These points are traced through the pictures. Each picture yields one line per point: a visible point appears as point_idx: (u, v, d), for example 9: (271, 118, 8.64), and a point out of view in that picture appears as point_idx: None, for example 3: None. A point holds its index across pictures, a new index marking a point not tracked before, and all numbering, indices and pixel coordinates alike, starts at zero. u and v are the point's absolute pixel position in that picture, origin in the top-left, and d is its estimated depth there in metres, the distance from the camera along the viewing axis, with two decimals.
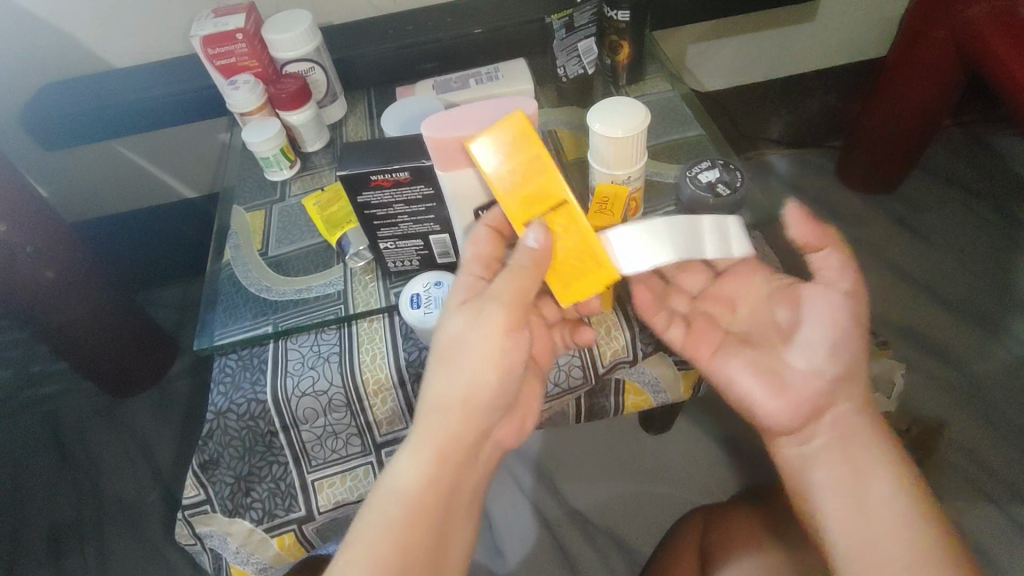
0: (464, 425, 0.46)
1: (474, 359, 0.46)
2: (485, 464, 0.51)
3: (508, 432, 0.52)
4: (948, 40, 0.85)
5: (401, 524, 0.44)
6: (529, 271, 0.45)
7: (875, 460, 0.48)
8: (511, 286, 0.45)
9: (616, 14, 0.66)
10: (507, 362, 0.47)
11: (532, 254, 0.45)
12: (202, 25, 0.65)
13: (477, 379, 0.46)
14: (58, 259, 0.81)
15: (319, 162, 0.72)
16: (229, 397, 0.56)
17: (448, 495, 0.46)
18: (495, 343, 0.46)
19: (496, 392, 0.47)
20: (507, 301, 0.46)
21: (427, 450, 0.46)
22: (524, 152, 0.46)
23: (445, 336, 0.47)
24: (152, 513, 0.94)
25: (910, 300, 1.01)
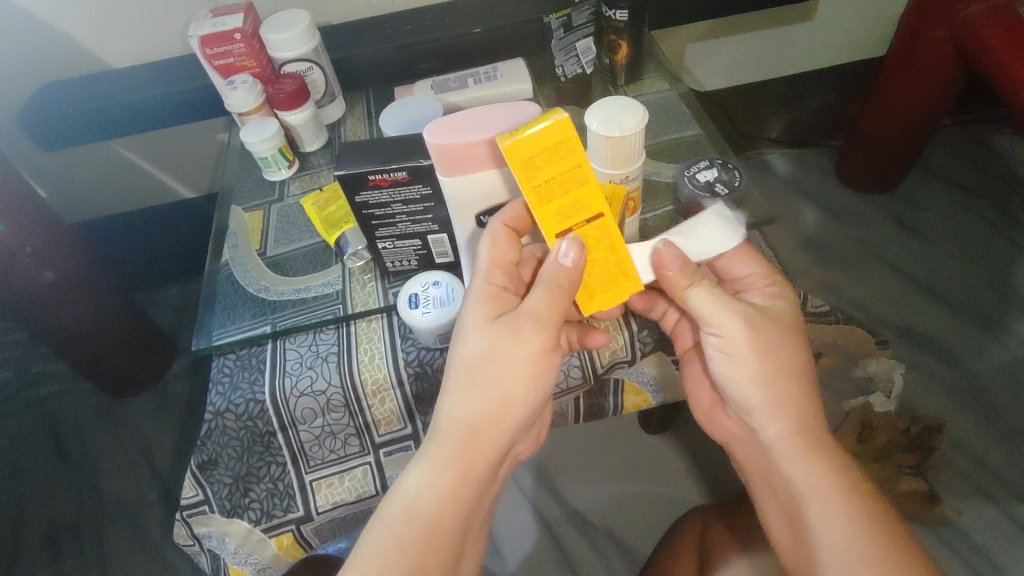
0: (491, 443, 0.46)
1: (502, 377, 0.45)
2: (502, 476, 0.51)
3: (526, 443, 0.52)
4: (947, 40, 0.85)
5: (419, 545, 0.43)
6: (564, 290, 0.44)
7: (815, 490, 0.47)
8: (544, 306, 0.45)
9: (614, 14, 0.66)
10: (538, 383, 0.46)
11: (561, 270, 0.44)
12: (200, 25, 0.65)
13: (501, 397, 0.45)
14: (56, 259, 0.81)
15: (318, 162, 0.72)
16: (227, 397, 0.56)
17: (467, 513, 0.46)
18: (525, 363, 0.45)
19: (527, 412, 0.47)
20: (543, 321, 0.45)
21: (450, 468, 0.45)
22: (566, 162, 0.43)
23: (471, 350, 0.46)
24: (151, 513, 0.94)
25: (909, 300, 1.01)
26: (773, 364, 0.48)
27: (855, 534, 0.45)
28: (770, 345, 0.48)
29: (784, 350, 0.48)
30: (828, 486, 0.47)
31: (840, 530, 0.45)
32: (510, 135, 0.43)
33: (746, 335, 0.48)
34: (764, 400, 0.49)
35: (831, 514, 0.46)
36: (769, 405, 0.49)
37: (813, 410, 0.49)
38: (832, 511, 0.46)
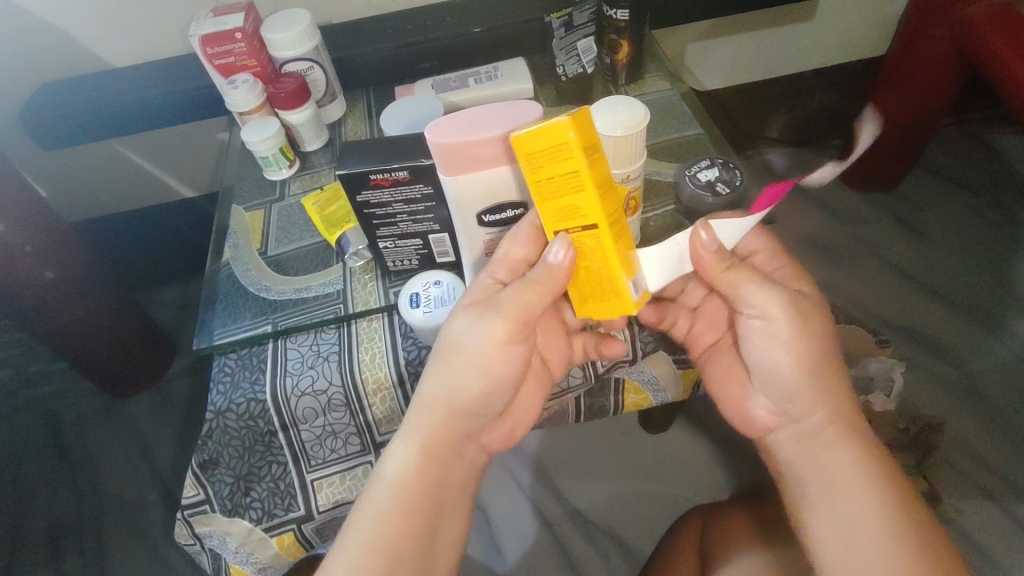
0: (455, 423, 0.47)
1: (469, 362, 0.46)
2: (476, 464, 0.51)
3: (500, 435, 0.52)
4: (946, 38, 0.85)
5: (395, 517, 0.44)
6: (540, 287, 0.44)
7: (854, 477, 0.46)
8: (521, 298, 0.45)
9: (615, 13, 0.66)
10: (501, 371, 0.47)
11: (550, 270, 0.44)
12: (200, 25, 0.65)
13: (469, 383, 0.46)
14: (58, 258, 0.81)
15: (318, 161, 0.72)
16: (228, 396, 0.56)
17: (437, 495, 0.46)
18: (491, 351, 0.46)
19: (490, 397, 0.48)
20: (511, 311, 0.45)
21: (415, 444, 0.46)
22: (562, 167, 0.40)
23: (447, 339, 0.47)
24: (151, 513, 0.94)
25: (910, 299, 1.01)
26: (815, 347, 0.47)
27: (886, 520, 0.44)
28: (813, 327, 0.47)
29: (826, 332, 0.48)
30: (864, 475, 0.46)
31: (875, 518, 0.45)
32: (522, 131, 0.40)
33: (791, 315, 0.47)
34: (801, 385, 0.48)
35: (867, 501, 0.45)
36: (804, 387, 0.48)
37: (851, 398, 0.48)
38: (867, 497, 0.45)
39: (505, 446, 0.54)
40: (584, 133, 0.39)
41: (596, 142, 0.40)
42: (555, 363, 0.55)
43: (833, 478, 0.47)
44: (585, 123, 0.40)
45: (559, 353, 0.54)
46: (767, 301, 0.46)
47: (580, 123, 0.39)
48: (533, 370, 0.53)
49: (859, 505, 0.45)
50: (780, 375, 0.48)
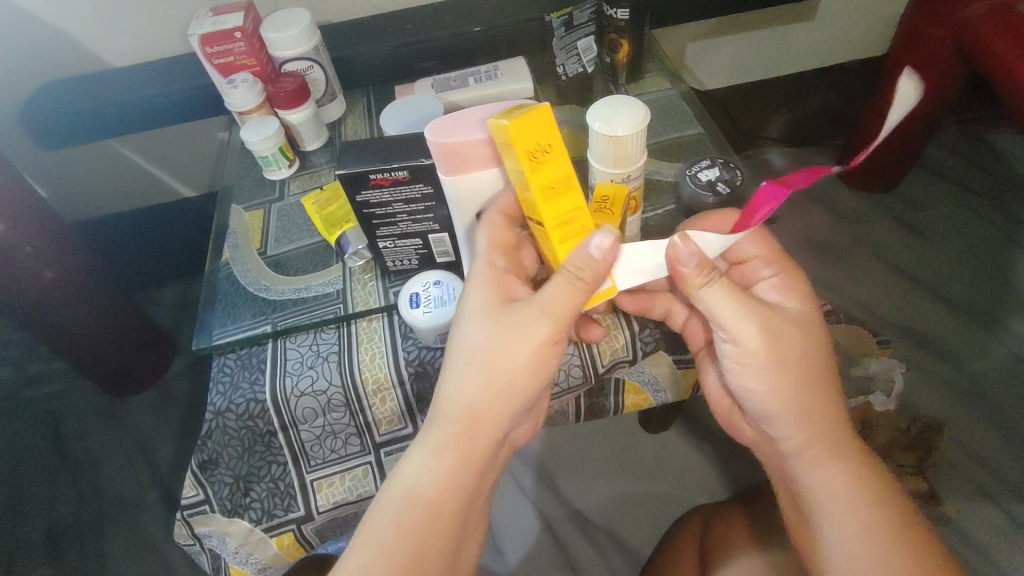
0: (488, 428, 0.46)
1: (512, 368, 0.44)
2: (497, 465, 0.51)
3: (523, 432, 0.53)
4: (947, 38, 0.84)
5: (421, 531, 0.44)
6: (585, 285, 0.42)
7: (839, 496, 0.47)
8: (566, 297, 0.43)
9: (615, 12, 0.66)
10: (541, 371, 0.45)
11: (590, 262, 0.42)
12: (199, 24, 0.65)
13: (512, 387, 0.45)
14: (57, 258, 0.81)
15: (318, 161, 0.72)
16: (228, 396, 0.56)
17: (465, 501, 0.46)
18: (535, 353, 0.44)
19: (527, 397, 0.46)
20: (557, 313, 0.43)
21: (449, 455, 0.45)
22: (511, 163, 0.43)
23: (467, 343, 0.45)
24: (151, 513, 0.94)
25: (910, 299, 1.01)
26: (787, 371, 0.47)
27: (868, 538, 0.45)
28: (789, 349, 0.47)
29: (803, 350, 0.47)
30: (848, 491, 0.47)
31: (857, 534, 0.45)
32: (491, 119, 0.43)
33: (762, 339, 0.46)
34: (779, 408, 0.48)
35: (851, 516, 0.46)
36: (784, 411, 0.47)
37: (837, 415, 0.48)
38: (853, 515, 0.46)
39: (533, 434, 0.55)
40: (525, 135, 0.41)
41: (544, 142, 0.42)
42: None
43: (818, 498, 0.47)
44: (536, 128, 0.41)
45: None
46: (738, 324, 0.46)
47: (524, 125, 0.41)
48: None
49: (842, 525, 0.46)
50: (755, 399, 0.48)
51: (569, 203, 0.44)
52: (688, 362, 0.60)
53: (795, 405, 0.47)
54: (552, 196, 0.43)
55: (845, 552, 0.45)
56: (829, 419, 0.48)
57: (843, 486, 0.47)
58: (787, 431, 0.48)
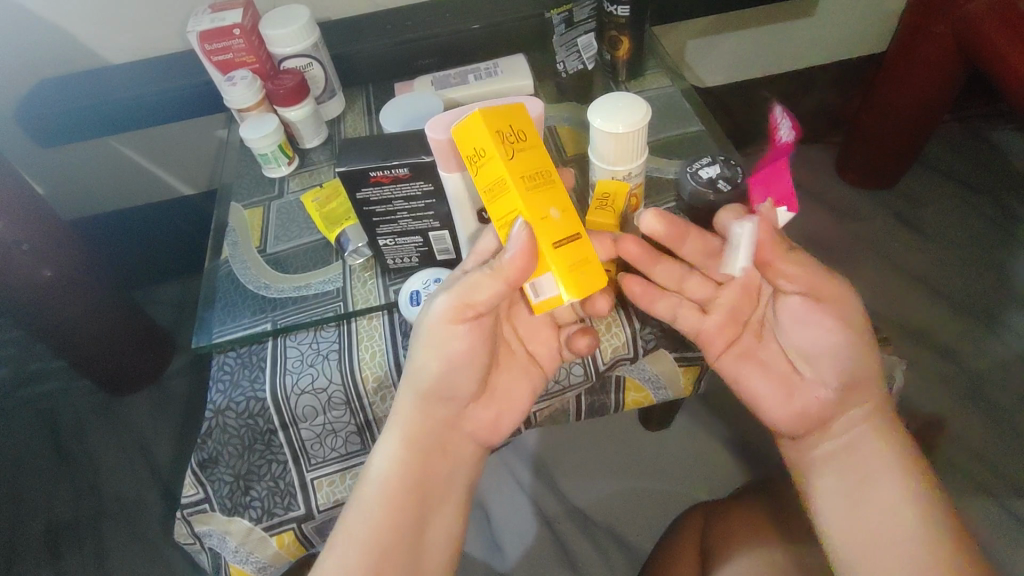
0: (428, 413, 0.48)
1: (431, 351, 0.46)
2: (463, 458, 0.50)
3: (483, 424, 0.51)
4: (948, 34, 0.85)
5: (375, 506, 0.46)
6: (492, 274, 0.41)
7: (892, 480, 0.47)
8: (474, 285, 0.42)
9: (615, 9, 0.66)
10: (460, 351, 0.46)
11: (503, 260, 0.40)
12: (198, 21, 0.65)
13: (430, 369, 0.46)
14: (55, 257, 0.81)
15: (317, 158, 0.72)
16: (227, 395, 0.56)
17: (418, 483, 0.47)
18: (442, 330, 0.45)
19: (457, 381, 0.47)
20: (457, 295, 0.43)
21: (397, 438, 0.48)
22: None
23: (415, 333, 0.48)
24: (151, 512, 0.94)
25: (910, 295, 1.01)
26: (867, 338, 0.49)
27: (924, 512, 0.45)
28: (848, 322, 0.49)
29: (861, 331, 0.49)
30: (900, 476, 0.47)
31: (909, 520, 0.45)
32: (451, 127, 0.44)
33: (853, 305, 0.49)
34: (860, 372, 0.48)
35: (902, 495, 0.46)
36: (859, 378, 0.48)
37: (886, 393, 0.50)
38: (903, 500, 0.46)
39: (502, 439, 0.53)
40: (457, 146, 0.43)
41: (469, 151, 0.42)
42: (542, 357, 0.54)
43: (875, 470, 0.47)
44: (465, 137, 0.41)
45: (547, 348, 0.54)
46: (830, 285, 0.48)
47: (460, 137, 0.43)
48: (517, 362, 0.52)
49: (899, 500, 0.46)
50: (835, 361, 0.48)
51: (505, 204, 0.41)
52: (689, 359, 0.60)
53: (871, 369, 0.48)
54: (489, 197, 0.42)
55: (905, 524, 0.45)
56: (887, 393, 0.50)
57: (899, 460, 0.47)
58: (860, 399, 0.48)
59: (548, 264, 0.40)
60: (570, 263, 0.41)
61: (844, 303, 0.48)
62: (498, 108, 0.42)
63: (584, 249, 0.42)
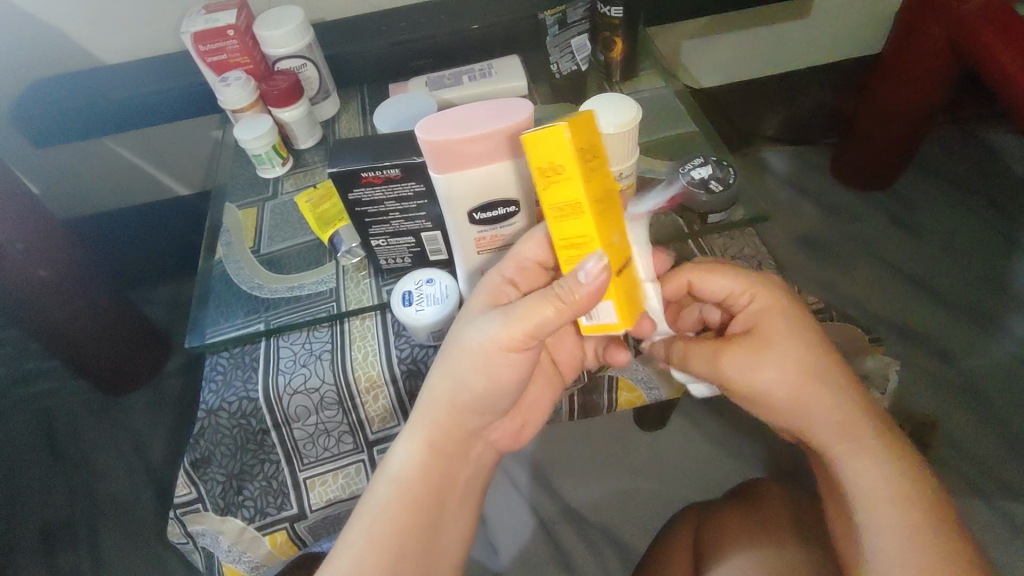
0: (456, 420, 0.48)
1: (472, 367, 0.45)
2: (481, 460, 0.52)
3: (506, 432, 0.53)
4: (941, 36, 0.85)
5: (394, 510, 0.45)
6: (562, 305, 0.41)
7: (874, 502, 0.44)
8: (535, 310, 0.42)
9: (609, 10, 0.66)
10: (501, 371, 0.46)
11: (574, 290, 0.40)
12: (191, 21, 0.65)
13: (468, 381, 0.46)
14: (50, 256, 0.81)
15: (312, 159, 0.72)
16: (220, 395, 0.56)
17: (440, 488, 0.47)
18: (490, 351, 0.44)
19: (492, 394, 0.47)
20: (519, 318, 0.43)
21: (420, 438, 0.47)
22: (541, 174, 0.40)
23: (458, 339, 0.46)
24: (145, 510, 0.94)
25: (904, 296, 1.01)
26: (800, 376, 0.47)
27: (909, 533, 0.42)
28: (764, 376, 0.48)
29: (799, 375, 0.47)
30: (888, 494, 0.44)
31: (897, 540, 0.42)
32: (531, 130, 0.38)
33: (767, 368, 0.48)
34: (811, 414, 0.47)
35: (894, 522, 0.43)
36: (811, 417, 0.47)
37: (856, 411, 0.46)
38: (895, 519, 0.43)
39: (515, 445, 0.55)
40: (532, 157, 0.38)
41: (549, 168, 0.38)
42: (564, 364, 0.56)
43: (858, 496, 0.44)
44: (553, 157, 0.37)
45: (569, 355, 0.55)
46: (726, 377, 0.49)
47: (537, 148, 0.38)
48: (544, 373, 0.55)
49: (885, 525, 0.43)
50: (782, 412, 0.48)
51: (579, 230, 0.39)
52: None
53: (814, 405, 0.47)
54: (558, 218, 0.40)
55: (887, 551, 0.42)
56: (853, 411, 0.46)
57: (883, 479, 0.44)
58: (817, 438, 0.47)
59: (610, 294, 0.41)
60: (626, 292, 0.42)
61: (757, 368, 0.48)
62: (582, 119, 0.39)
63: (631, 273, 0.44)
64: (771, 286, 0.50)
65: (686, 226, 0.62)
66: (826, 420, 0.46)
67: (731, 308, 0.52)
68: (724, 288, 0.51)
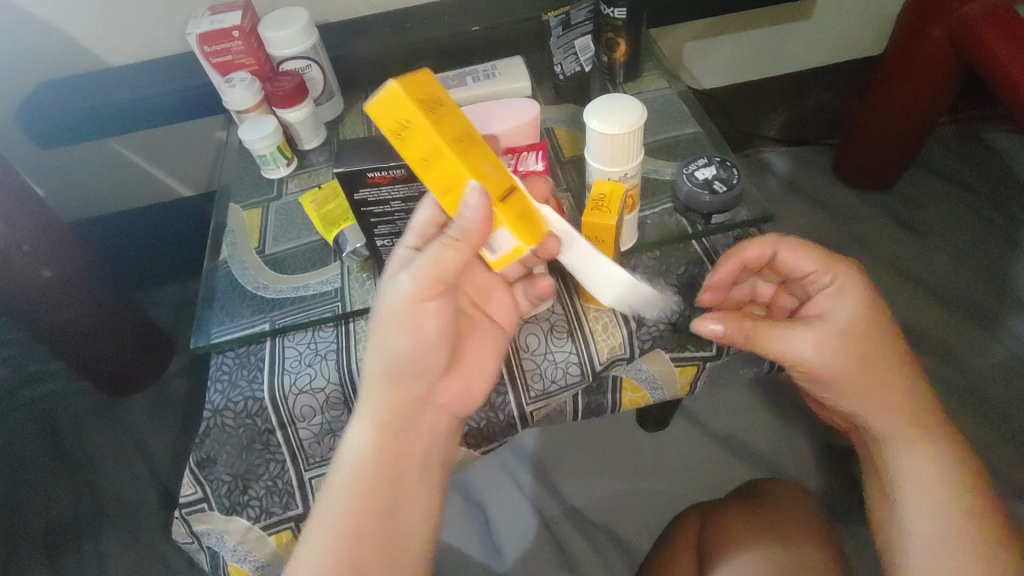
0: (397, 394, 0.46)
1: (394, 327, 0.44)
2: (436, 430, 0.50)
3: (454, 395, 0.51)
4: (943, 37, 0.85)
5: (352, 497, 0.45)
6: (458, 244, 0.41)
7: (920, 485, 0.48)
8: (439, 257, 0.42)
9: (613, 11, 0.67)
10: (423, 328, 0.45)
11: (466, 226, 0.40)
12: (197, 23, 0.65)
13: (394, 346, 0.45)
14: (55, 257, 0.81)
15: (316, 160, 0.72)
16: (226, 395, 0.56)
17: (394, 461, 0.46)
18: (408, 312, 0.44)
19: (423, 356, 0.46)
20: (423, 273, 0.43)
21: (370, 423, 0.46)
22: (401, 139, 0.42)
23: (378, 307, 0.45)
24: (150, 511, 0.94)
25: (907, 296, 1.01)
26: (869, 362, 0.49)
27: (950, 519, 0.47)
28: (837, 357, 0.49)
29: (868, 357, 0.49)
30: (940, 482, 0.48)
31: (939, 521, 0.47)
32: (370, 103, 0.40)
33: (839, 343, 0.49)
34: (870, 401, 0.50)
35: (934, 506, 0.47)
36: (872, 405, 0.50)
37: (915, 405, 0.50)
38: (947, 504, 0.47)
39: (471, 405, 0.53)
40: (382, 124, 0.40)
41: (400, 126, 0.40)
42: (501, 318, 0.54)
43: (906, 481, 0.49)
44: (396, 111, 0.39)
45: (505, 308, 0.54)
46: (791, 342, 0.50)
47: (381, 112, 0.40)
48: (480, 329, 0.52)
49: (926, 507, 0.48)
50: (846, 398, 0.51)
51: (448, 172, 0.40)
52: (686, 359, 0.60)
53: (877, 390, 0.50)
54: (430, 170, 0.41)
55: (926, 533, 0.47)
56: (911, 404, 0.50)
57: (929, 468, 0.48)
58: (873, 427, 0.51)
59: (500, 220, 0.41)
60: (524, 220, 0.41)
61: (825, 339, 0.49)
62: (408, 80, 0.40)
63: (525, 200, 0.42)
64: (851, 271, 0.52)
65: (690, 226, 0.61)
66: (885, 410, 0.50)
67: (807, 288, 0.54)
68: (807, 267, 0.53)
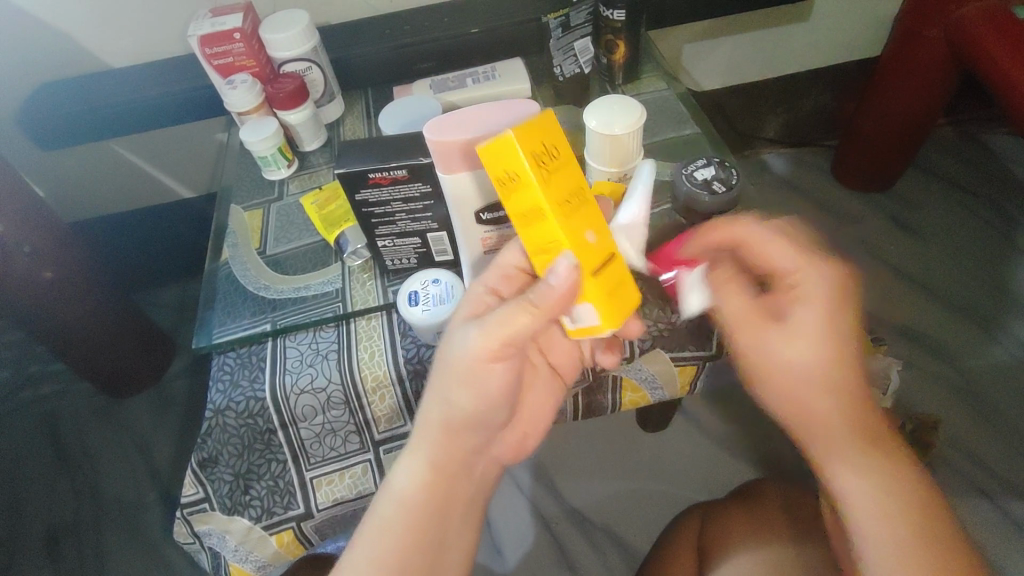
0: (455, 438, 0.46)
1: (458, 376, 0.44)
2: (483, 478, 0.50)
3: (508, 446, 0.51)
4: (940, 39, 0.86)
5: (398, 526, 0.44)
6: (536, 309, 0.39)
7: (863, 505, 0.44)
8: (512, 317, 0.41)
9: (611, 13, 0.67)
10: (486, 384, 0.44)
11: (546, 293, 0.38)
12: (198, 25, 0.66)
13: (456, 398, 0.45)
14: (56, 258, 0.81)
15: (317, 161, 0.72)
16: (227, 395, 0.56)
17: (444, 503, 0.46)
18: (475, 366, 0.43)
19: (482, 408, 0.46)
20: (496, 330, 0.41)
21: (423, 458, 0.46)
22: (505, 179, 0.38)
23: (447, 353, 0.44)
24: (151, 512, 0.94)
25: (905, 297, 1.02)
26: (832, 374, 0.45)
27: (905, 543, 0.42)
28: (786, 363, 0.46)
29: (833, 372, 0.45)
30: (879, 502, 0.43)
31: (885, 542, 0.42)
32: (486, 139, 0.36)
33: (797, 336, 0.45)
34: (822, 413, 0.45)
35: (881, 530, 0.42)
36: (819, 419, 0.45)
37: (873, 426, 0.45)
38: (891, 536, 0.42)
39: (518, 458, 0.53)
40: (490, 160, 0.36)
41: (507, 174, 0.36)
42: (563, 369, 0.54)
43: (848, 502, 0.44)
44: (504, 155, 0.35)
45: (564, 356, 0.53)
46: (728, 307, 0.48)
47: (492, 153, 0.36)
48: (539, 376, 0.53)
49: (868, 529, 0.43)
50: (797, 410, 0.46)
51: (546, 235, 0.37)
52: (686, 359, 0.60)
53: (822, 397, 0.45)
54: (527, 227, 0.38)
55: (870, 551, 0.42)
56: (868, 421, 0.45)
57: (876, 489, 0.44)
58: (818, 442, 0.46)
59: (587, 295, 0.38)
60: (609, 293, 0.38)
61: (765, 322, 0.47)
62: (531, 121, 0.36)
63: (619, 269, 0.39)
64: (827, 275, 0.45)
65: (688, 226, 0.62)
66: (833, 425, 0.45)
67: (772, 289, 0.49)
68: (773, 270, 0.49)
